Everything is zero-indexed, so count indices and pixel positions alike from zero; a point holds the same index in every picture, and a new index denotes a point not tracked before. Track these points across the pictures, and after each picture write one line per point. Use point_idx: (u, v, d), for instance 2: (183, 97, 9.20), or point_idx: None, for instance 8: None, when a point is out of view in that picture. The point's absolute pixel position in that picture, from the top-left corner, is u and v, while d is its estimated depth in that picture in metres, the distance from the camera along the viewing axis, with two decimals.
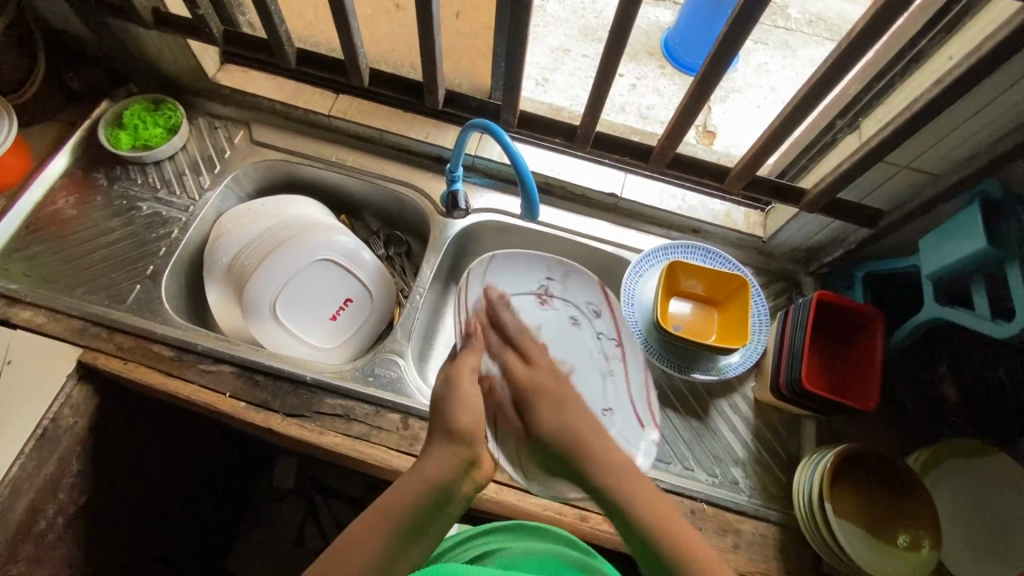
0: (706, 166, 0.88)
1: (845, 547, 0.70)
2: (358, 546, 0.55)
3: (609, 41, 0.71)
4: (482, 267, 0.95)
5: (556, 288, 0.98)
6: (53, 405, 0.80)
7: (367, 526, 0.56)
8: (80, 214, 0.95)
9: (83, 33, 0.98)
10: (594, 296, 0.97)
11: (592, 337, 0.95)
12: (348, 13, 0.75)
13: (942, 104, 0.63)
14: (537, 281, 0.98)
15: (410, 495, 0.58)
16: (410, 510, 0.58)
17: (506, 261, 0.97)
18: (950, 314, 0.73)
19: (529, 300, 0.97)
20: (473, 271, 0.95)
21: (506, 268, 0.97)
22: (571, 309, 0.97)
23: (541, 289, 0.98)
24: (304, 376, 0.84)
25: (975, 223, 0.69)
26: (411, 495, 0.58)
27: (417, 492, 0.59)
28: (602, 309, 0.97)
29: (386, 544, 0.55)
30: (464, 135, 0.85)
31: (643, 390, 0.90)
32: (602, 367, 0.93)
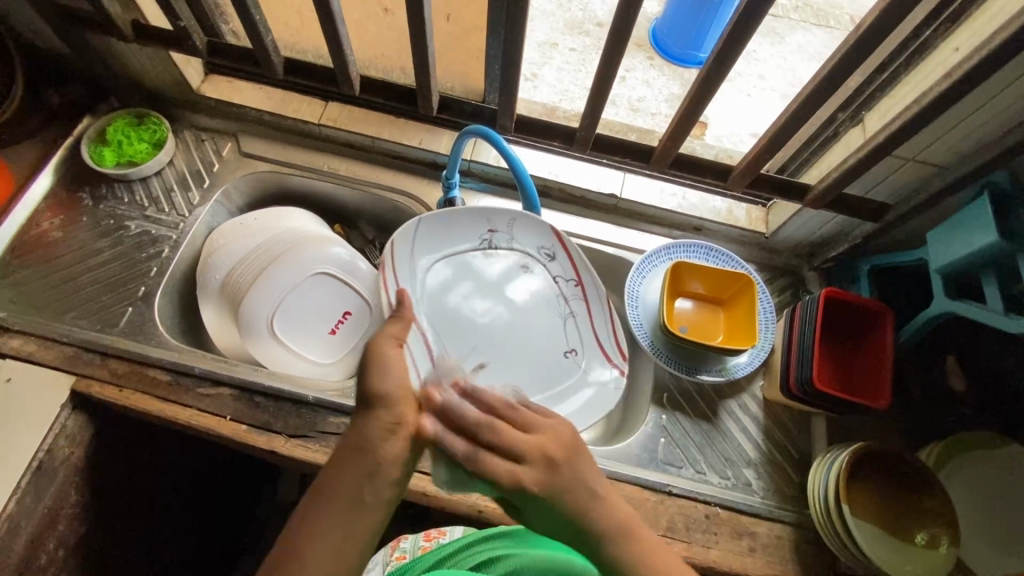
0: (708, 164, 0.87)
1: (866, 549, 0.69)
2: (309, 538, 0.45)
3: (607, 41, 0.69)
4: (409, 234, 0.87)
5: (501, 239, 0.92)
6: (48, 436, 0.77)
7: (313, 521, 0.45)
8: (67, 236, 0.93)
9: (60, 48, 0.95)
10: (544, 241, 0.91)
11: (548, 283, 0.92)
12: (335, 19, 0.72)
13: (952, 97, 0.61)
14: (479, 235, 0.91)
15: (353, 464, 0.48)
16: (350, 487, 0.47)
17: (453, 228, 0.90)
18: (963, 308, 0.72)
19: (473, 257, 0.91)
20: (400, 243, 0.87)
21: (437, 233, 0.89)
22: (521, 258, 0.92)
23: (484, 243, 0.91)
24: (306, 395, 0.82)
25: (986, 217, 0.67)
26: (352, 468, 0.47)
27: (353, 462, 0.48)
28: (554, 252, 0.92)
29: (340, 533, 0.45)
30: (460, 141, 0.83)
31: (603, 315, 0.90)
32: (559, 307, 0.91)
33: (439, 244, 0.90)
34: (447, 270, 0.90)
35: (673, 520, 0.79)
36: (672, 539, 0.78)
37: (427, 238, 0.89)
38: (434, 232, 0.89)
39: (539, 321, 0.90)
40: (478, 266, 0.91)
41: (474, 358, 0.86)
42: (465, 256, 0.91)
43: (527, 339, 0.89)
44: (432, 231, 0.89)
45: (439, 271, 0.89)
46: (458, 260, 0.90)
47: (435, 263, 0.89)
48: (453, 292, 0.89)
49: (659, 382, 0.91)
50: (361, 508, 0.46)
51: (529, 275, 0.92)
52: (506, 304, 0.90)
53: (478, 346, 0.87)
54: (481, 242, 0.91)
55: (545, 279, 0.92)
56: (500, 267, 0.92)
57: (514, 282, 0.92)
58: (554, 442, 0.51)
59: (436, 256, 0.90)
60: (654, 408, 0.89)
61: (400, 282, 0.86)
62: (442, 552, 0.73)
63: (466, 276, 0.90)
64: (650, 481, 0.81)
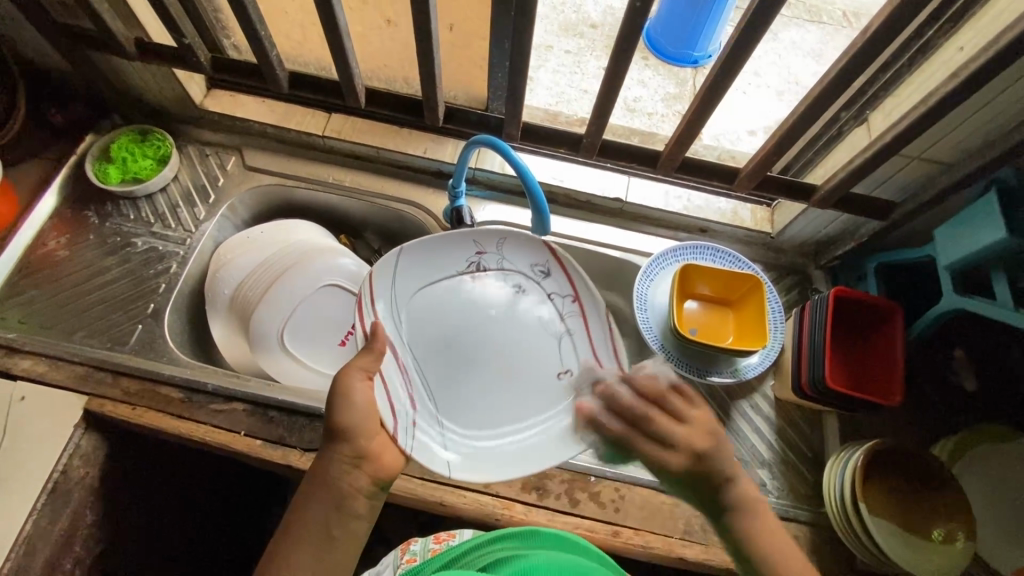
0: (713, 167, 0.87)
1: (885, 548, 0.69)
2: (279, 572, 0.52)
3: (616, 48, 0.70)
4: (388, 262, 0.74)
5: (491, 260, 0.78)
6: (63, 457, 0.77)
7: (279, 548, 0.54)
8: (73, 254, 0.92)
9: (62, 66, 0.95)
10: (538, 258, 0.78)
11: (545, 305, 0.78)
12: (342, 32, 0.73)
13: (959, 96, 0.62)
14: (466, 257, 0.78)
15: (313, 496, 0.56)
16: (311, 522, 0.55)
17: (436, 251, 0.76)
18: (972, 304, 0.72)
19: (460, 280, 0.77)
20: (378, 272, 0.74)
21: (419, 257, 0.76)
22: (513, 281, 0.78)
23: (472, 266, 0.78)
24: (320, 408, 0.82)
25: (994, 213, 0.68)
26: (312, 500, 0.56)
27: (317, 499, 0.56)
28: (550, 269, 0.78)
29: (303, 558, 0.53)
30: (467, 150, 0.83)
31: (605, 337, 0.75)
32: (555, 329, 0.77)
33: (422, 270, 0.76)
34: (431, 297, 0.75)
35: (690, 522, 0.79)
36: (689, 542, 0.78)
37: (407, 265, 0.75)
38: (414, 258, 0.76)
39: (532, 348, 0.76)
40: (465, 292, 0.77)
41: (464, 397, 0.73)
42: (452, 282, 0.77)
43: (526, 371, 0.75)
44: (414, 256, 0.75)
45: (422, 299, 0.75)
46: (443, 287, 0.76)
47: (416, 291, 0.75)
48: (439, 323, 0.75)
49: None
50: (329, 542, 0.54)
51: (524, 298, 0.78)
52: (498, 334, 0.76)
53: (462, 386, 0.73)
54: (467, 265, 0.78)
55: (541, 301, 0.78)
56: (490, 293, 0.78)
57: (509, 307, 0.77)
58: (696, 436, 0.63)
59: (422, 284, 0.76)
60: None
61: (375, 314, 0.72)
62: (453, 555, 0.71)
63: (454, 304, 0.76)
64: None
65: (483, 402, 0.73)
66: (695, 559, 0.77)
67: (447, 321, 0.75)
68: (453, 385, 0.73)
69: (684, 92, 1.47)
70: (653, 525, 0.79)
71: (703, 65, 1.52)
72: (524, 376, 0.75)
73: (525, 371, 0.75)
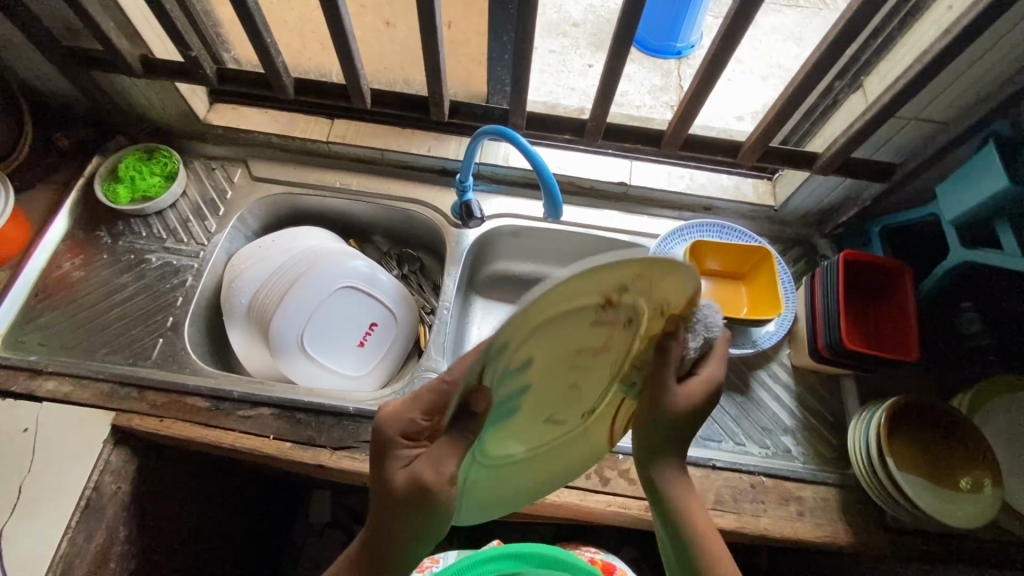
0: (717, 142, 0.89)
1: (915, 499, 0.70)
2: None
3: (615, 35, 0.72)
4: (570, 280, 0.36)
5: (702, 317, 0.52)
6: (93, 473, 0.77)
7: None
8: (88, 275, 0.93)
9: (65, 90, 0.96)
10: (666, 279, 0.40)
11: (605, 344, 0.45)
12: (347, 34, 0.74)
13: (953, 53, 0.64)
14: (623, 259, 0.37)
15: (376, 558, 0.50)
16: None
17: (604, 278, 0.38)
18: (978, 255, 0.74)
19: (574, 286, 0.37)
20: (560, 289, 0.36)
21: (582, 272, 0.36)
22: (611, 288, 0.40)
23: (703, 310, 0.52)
24: (347, 407, 0.83)
25: (995, 165, 0.69)
26: (375, 563, 0.50)
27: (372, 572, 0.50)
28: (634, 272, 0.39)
29: None
30: (475, 143, 0.83)
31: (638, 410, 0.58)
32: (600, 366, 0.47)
33: (578, 290, 0.38)
34: (544, 329, 0.40)
35: (721, 492, 0.80)
36: (721, 511, 0.79)
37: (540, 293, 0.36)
38: (569, 283, 0.37)
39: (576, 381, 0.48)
40: (593, 312, 0.41)
41: (511, 435, 0.50)
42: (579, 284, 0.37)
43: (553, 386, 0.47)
44: (585, 276, 0.36)
45: (537, 330, 0.39)
46: (580, 312, 0.40)
47: (559, 298, 0.38)
48: (539, 343, 0.41)
49: None
50: None
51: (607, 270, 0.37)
52: (572, 369, 0.46)
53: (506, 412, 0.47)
54: (652, 279, 0.40)
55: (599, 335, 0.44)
56: (582, 297, 0.39)
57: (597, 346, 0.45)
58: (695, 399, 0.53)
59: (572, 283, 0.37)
60: None
61: (532, 326, 0.39)
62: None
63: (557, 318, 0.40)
64: (692, 458, 0.82)
65: (540, 425, 0.51)
66: (729, 528, 0.78)
67: (554, 339, 0.41)
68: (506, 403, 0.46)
69: (669, 83, 1.49)
70: None
71: (687, 56, 1.54)
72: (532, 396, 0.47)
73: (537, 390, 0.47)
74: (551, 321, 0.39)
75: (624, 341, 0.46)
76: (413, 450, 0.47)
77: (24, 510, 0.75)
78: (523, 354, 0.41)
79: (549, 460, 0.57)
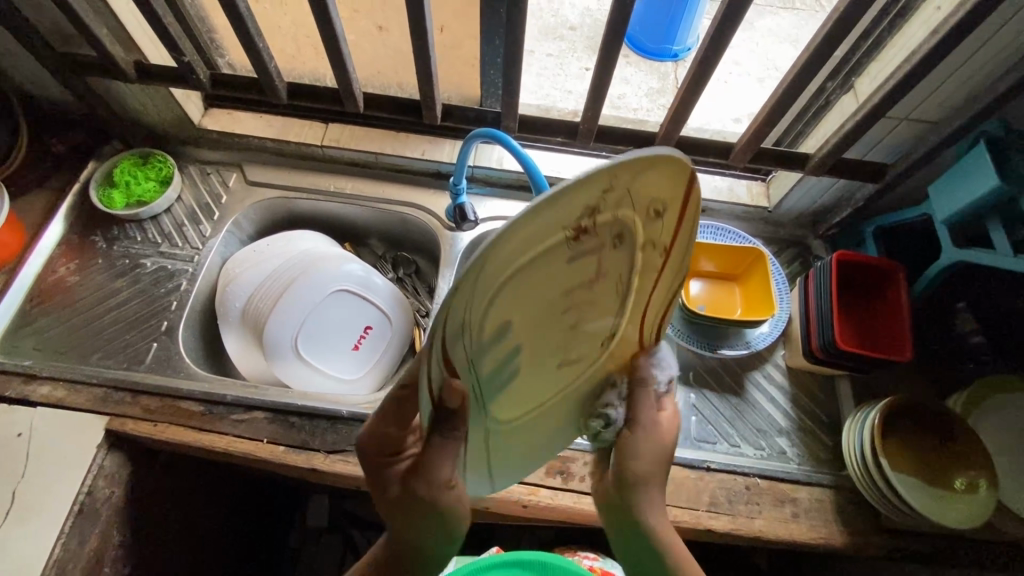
0: (709, 144, 0.89)
1: (909, 500, 0.70)
2: None
3: (605, 38, 0.72)
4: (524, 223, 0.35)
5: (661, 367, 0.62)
6: (87, 478, 0.77)
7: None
8: (84, 279, 0.93)
9: (60, 96, 0.96)
10: (638, 184, 0.39)
11: (595, 275, 0.44)
12: (339, 39, 0.74)
13: (940, 53, 0.64)
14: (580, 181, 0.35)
15: (404, 566, 0.53)
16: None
17: (560, 209, 0.36)
18: (971, 255, 0.74)
19: (533, 227, 0.36)
20: (517, 234, 0.36)
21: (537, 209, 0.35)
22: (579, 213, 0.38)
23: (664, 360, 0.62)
24: (341, 411, 0.83)
25: (986, 165, 0.69)
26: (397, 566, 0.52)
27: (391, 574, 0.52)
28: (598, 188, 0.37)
29: None
30: (466, 147, 0.83)
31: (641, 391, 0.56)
32: (600, 299, 0.46)
33: (537, 231, 0.37)
34: (517, 280, 0.39)
35: (715, 494, 0.80)
36: (715, 513, 0.79)
37: (490, 249, 0.35)
38: (523, 228, 0.36)
39: (579, 320, 0.47)
40: (567, 244, 0.40)
41: (522, 389, 0.50)
42: (538, 223, 0.36)
43: (554, 332, 0.47)
44: (536, 217, 0.35)
45: (511, 282, 0.39)
46: (552, 251, 0.39)
47: (517, 245, 0.36)
48: (516, 296, 0.40)
49: (683, 363, 0.91)
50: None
51: (565, 203, 0.36)
52: (569, 308, 0.45)
53: (507, 369, 0.46)
54: (623, 190, 0.38)
55: (585, 266, 0.42)
56: (551, 229, 0.38)
57: (586, 279, 0.43)
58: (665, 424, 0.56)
59: (530, 223, 0.35)
60: (682, 387, 0.89)
61: (502, 274, 0.38)
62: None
63: (529, 261, 0.39)
64: (686, 460, 0.82)
65: (554, 371, 0.51)
66: (723, 529, 0.78)
67: (534, 282, 0.40)
68: (504, 360, 0.45)
69: (666, 86, 1.50)
70: (678, 498, 0.79)
71: (683, 59, 1.54)
72: (532, 346, 0.46)
73: (537, 338, 0.46)
74: (520, 268, 0.39)
75: (618, 262, 0.44)
76: (399, 463, 0.52)
77: (18, 515, 0.75)
78: (505, 311, 0.41)
79: (565, 403, 0.56)
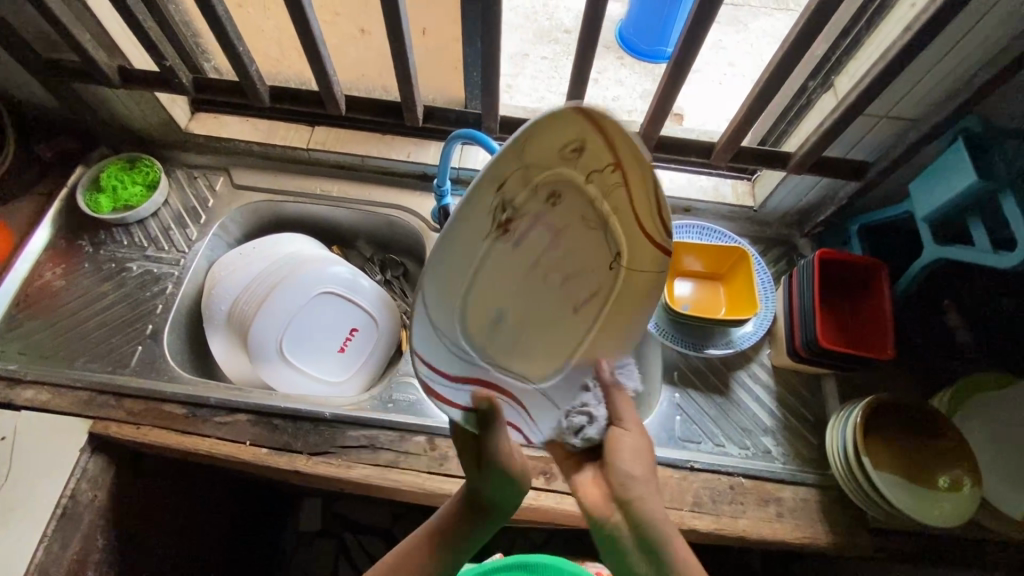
0: (691, 144, 0.89)
1: (891, 498, 0.69)
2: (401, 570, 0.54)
3: (581, 39, 0.73)
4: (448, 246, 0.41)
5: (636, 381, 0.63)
6: (70, 482, 0.77)
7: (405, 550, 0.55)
8: (70, 284, 0.94)
9: (47, 102, 0.97)
10: (532, 154, 0.40)
11: (554, 231, 0.46)
12: (317, 42, 0.75)
13: (913, 49, 0.64)
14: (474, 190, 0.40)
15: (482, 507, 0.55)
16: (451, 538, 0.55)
17: (471, 217, 0.41)
18: (951, 251, 0.74)
19: (463, 240, 0.42)
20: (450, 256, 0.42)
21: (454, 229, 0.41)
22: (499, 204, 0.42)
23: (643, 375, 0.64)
24: (323, 412, 0.83)
25: (963, 161, 0.69)
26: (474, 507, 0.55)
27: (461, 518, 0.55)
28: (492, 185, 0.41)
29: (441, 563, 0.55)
30: (448, 147, 0.82)
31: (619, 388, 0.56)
32: (579, 241, 0.47)
33: (467, 245, 0.42)
34: (477, 282, 0.45)
35: (698, 494, 0.80)
36: (699, 513, 0.78)
37: (434, 281, 0.42)
38: (451, 253, 0.42)
39: (574, 266, 0.49)
40: (501, 238, 0.44)
41: (545, 350, 0.53)
42: (466, 233, 0.42)
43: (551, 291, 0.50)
44: (448, 249, 0.41)
45: (472, 285, 0.45)
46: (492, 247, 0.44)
47: (452, 260, 0.42)
48: (487, 295, 0.46)
49: (668, 362, 0.91)
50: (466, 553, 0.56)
51: (472, 215, 0.41)
52: (554, 264, 0.48)
53: (519, 338, 0.50)
54: (519, 165, 0.41)
55: (539, 229, 0.45)
56: (482, 227, 0.42)
57: (548, 240, 0.46)
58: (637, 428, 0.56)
59: (456, 238, 0.41)
60: (666, 387, 0.89)
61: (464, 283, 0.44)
62: None
63: (481, 260, 0.44)
64: (670, 459, 0.81)
65: (569, 319, 0.53)
66: (707, 529, 0.77)
67: (501, 269, 0.45)
68: (509, 334, 0.49)
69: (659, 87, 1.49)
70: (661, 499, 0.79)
71: None
72: (534, 308, 0.50)
73: (536, 304, 0.50)
74: (480, 274, 0.44)
75: (568, 211, 0.45)
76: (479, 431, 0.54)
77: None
78: (484, 307, 0.46)
79: (606, 336, 0.56)
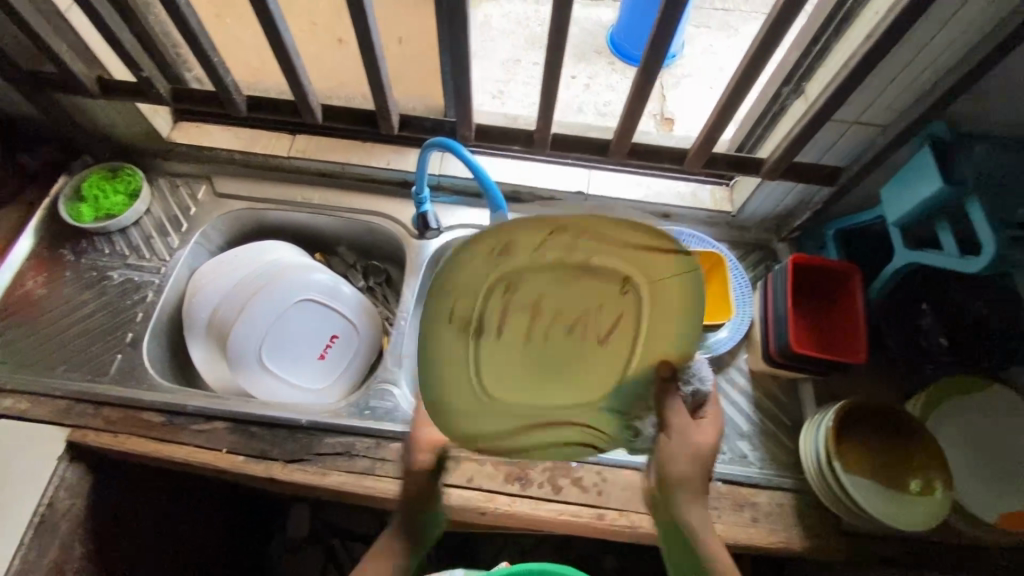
0: (666, 150, 0.90)
1: (862, 503, 0.70)
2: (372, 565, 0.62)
3: (549, 48, 0.73)
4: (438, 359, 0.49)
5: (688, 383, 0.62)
6: (47, 490, 0.78)
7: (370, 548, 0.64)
8: (51, 293, 0.94)
9: (30, 113, 0.98)
10: (465, 269, 0.44)
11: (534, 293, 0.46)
12: (289, 53, 0.76)
13: (873, 57, 0.65)
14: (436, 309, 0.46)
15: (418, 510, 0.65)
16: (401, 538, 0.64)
17: (443, 340, 0.48)
18: (921, 256, 0.74)
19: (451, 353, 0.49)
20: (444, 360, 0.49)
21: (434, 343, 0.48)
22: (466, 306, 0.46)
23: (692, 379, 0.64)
24: (300, 420, 0.83)
25: (929, 167, 0.70)
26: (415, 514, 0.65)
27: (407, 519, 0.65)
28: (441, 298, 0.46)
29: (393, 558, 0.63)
30: (424, 155, 0.84)
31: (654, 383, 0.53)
32: (564, 287, 0.45)
33: (451, 353, 0.49)
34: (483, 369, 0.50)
35: None
36: None
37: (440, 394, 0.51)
38: (444, 373, 0.50)
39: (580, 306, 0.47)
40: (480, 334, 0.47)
41: (581, 386, 0.52)
42: (449, 339, 0.48)
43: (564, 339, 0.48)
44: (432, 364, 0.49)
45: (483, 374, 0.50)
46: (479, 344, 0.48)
47: (447, 368, 0.50)
48: (499, 374, 0.50)
49: None
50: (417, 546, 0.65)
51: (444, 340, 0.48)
52: (552, 318, 0.47)
53: (547, 386, 0.52)
54: (461, 284, 0.45)
55: (518, 301, 0.46)
56: (459, 331, 0.47)
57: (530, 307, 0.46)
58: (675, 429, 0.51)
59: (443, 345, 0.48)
60: None
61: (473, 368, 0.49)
62: None
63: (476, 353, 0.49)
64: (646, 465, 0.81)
65: (595, 359, 0.50)
66: None
67: (501, 347, 0.48)
68: (533, 386, 0.51)
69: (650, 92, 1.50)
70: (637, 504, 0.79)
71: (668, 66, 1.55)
72: (552, 355, 0.49)
73: (553, 355, 0.49)
74: (484, 358, 0.49)
75: (534, 284, 0.45)
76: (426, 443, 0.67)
77: None
78: (498, 383, 0.50)
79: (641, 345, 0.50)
